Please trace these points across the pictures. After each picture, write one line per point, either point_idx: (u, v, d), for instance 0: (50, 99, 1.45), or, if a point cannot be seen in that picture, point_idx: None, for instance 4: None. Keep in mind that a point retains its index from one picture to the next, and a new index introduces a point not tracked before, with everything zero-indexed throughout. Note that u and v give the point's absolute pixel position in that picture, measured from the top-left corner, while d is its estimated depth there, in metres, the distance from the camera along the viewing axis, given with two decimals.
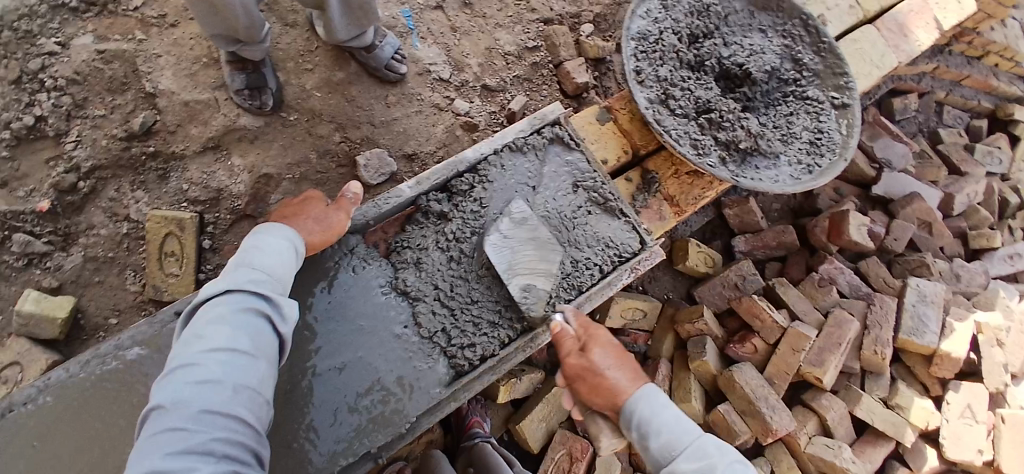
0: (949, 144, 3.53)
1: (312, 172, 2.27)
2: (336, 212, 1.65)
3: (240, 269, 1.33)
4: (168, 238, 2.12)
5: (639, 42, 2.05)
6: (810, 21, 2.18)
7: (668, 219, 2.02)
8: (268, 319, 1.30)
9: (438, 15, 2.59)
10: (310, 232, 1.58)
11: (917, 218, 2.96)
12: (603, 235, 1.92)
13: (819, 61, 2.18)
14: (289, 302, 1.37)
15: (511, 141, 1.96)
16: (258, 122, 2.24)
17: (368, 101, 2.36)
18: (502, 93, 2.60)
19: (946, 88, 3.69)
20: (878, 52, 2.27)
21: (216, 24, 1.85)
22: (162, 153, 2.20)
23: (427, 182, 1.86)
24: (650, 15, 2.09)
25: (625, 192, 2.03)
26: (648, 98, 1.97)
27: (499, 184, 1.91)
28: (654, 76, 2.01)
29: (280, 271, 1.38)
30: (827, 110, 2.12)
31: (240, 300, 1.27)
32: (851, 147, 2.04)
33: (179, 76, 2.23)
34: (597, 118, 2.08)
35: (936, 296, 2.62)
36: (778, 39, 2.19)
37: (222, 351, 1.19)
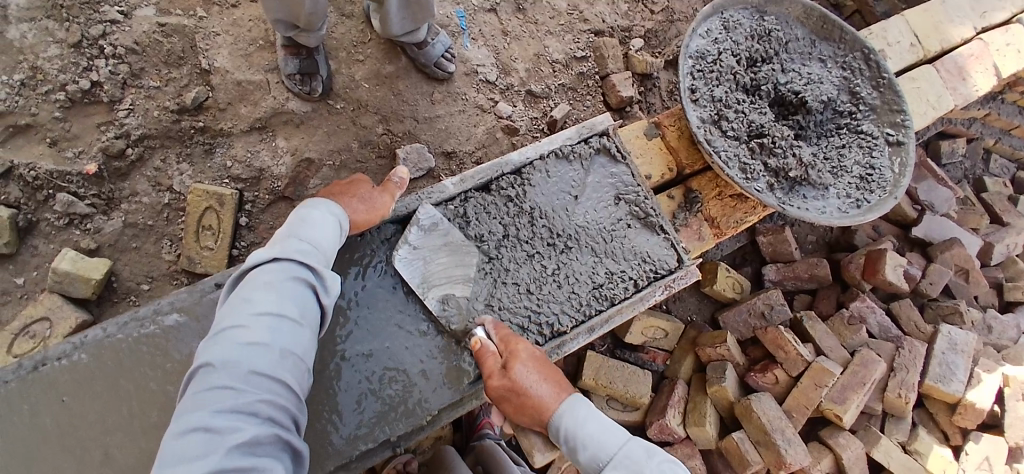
0: (993, 192, 3.45)
1: (352, 160, 2.30)
2: (381, 195, 1.67)
3: (290, 241, 1.35)
4: (207, 212, 2.17)
5: (697, 60, 2.03)
6: (871, 55, 2.15)
7: (706, 240, 2.03)
8: (313, 291, 1.33)
9: (491, 18, 2.61)
10: (355, 211, 1.59)
11: (954, 264, 2.86)
12: (640, 250, 1.92)
13: (876, 96, 2.15)
14: (332, 276, 1.39)
15: (558, 147, 1.96)
16: (306, 107, 2.28)
17: (413, 97, 2.39)
18: (546, 99, 2.63)
19: (994, 136, 3.61)
20: (934, 93, 2.22)
21: (279, 6, 1.89)
22: (210, 129, 2.25)
23: (471, 180, 1.88)
24: (710, 34, 2.07)
25: (666, 209, 2.02)
26: (700, 118, 1.96)
27: (541, 189, 1.92)
28: (708, 96, 1.99)
29: (325, 247, 1.41)
30: (880, 146, 2.09)
31: (288, 269, 1.29)
32: (903, 186, 2.00)
33: (235, 55, 2.29)
34: (645, 132, 2.08)
35: (967, 345, 2.55)
36: (837, 70, 2.16)
37: (271, 316, 1.21)
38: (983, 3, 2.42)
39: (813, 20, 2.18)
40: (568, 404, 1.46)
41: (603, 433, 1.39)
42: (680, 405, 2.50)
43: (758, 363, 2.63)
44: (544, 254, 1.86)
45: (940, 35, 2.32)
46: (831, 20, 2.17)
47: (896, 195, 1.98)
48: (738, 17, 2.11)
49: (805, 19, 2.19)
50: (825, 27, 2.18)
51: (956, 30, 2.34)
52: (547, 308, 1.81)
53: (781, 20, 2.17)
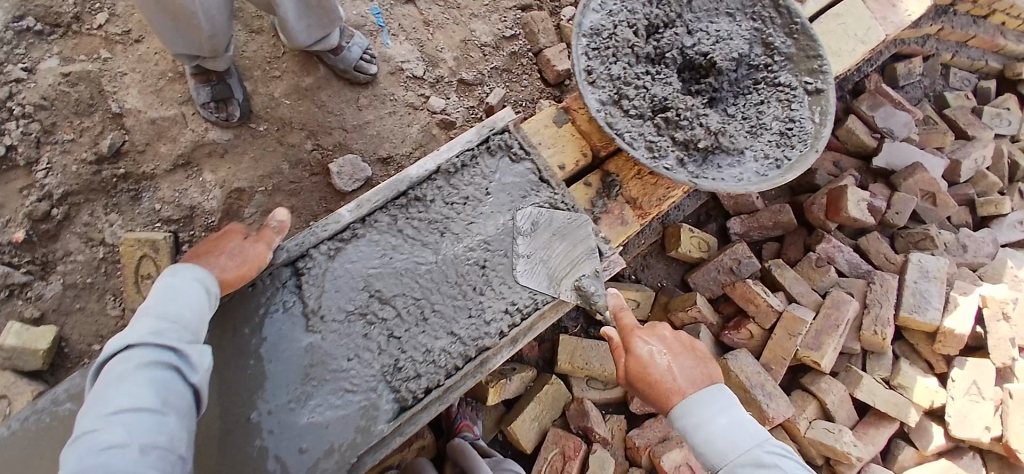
0: (956, 107, 3.40)
1: (284, 182, 2.22)
2: (254, 245, 1.63)
3: (148, 320, 1.32)
4: (143, 260, 2.09)
5: (592, 38, 1.96)
6: (780, 2, 2.06)
7: (631, 223, 1.96)
8: (177, 371, 1.30)
9: (409, 10, 2.49)
10: (224, 269, 1.56)
11: (920, 189, 2.82)
12: (556, 248, 1.87)
13: (791, 44, 2.05)
14: (201, 351, 1.36)
15: (456, 154, 1.88)
16: (227, 135, 2.18)
17: (338, 106, 2.28)
18: (480, 86, 2.53)
19: (950, 50, 3.53)
20: (863, 26, 2.13)
21: (181, 37, 1.78)
22: (133, 175, 2.16)
23: (370, 203, 1.82)
24: (605, 7, 1.99)
25: (583, 198, 1.95)
26: (599, 100, 1.89)
27: (446, 199, 1.86)
28: (606, 75, 1.92)
29: (192, 318, 1.38)
30: (800, 97, 2.00)
31: (146, 354, 1.26)
32: (823, 136, 1.92)
33: (145, 93, 2.18)
34: (554, 120, 2.00)
35: (938, 271, 2.50)
36: (747, 22, 2.07)
37: (127, 412, 1.19)
38: None
39: None
40: (706, 395, 1.59)
41: (751, 429, 1.55)
42: None
43: (732, 319, 2.62)
44: (456, 267, 1.82)
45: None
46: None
47: (817, 148, 1.90)
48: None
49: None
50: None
51: None
52: (462, 327, 1.78)
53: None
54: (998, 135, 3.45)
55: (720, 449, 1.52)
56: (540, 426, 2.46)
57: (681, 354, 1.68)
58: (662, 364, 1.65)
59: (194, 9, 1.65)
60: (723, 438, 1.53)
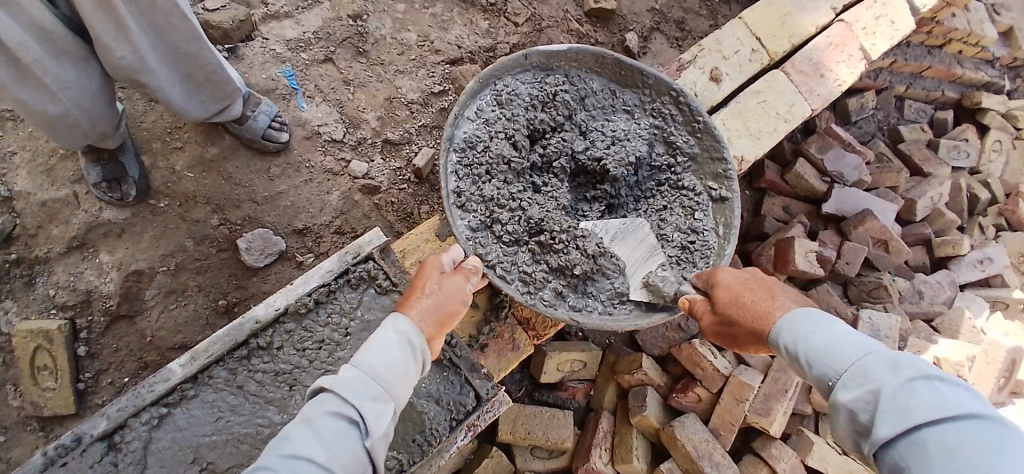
0: (910, 142, 3.17)
1: (189, 260, 2.08)
2: (455, 280, 1.48)
3: (351, 369, 1.20)
4: (38, 351, 1.97)
5: (463, 151, 1.76)
6: (681, 98, 1.88)
7: (523, 348, 1.82)
8: (357, 428, 1.13)
9: (328, 69, 2.38)
10: (427, 310, 1.38)
11: (871, 237, 2.70)
12: (429, 394, 1.62)
13: (694, 144, 1.90)
14: (383, 417, 1.17)
15: (313, 289, 1.66)
16: (124, 213, 2.05)
17: (247, 177, 2.16)
18: (408, 145, 2.38)
19: (904, 81, 3.31)
20: (786, 102, 2.06)
21: (73, 138, 1.73)
22: (25, 259, 2.02)
23: (204, 356, 1.55)
24: (481, 115, 1.80)
25: (466, 324, 1.79)
26: (469, 226, 1.70)
27: (298, 345, 1.62)
28: (478, 197, 1.73)
29: (396, 377, 1.22)
30: (704, 204, 1.85)
31: (335, 404, 1.13)
32: (726, 255, 1.76)
33: (35, 173, 2.04)
34: (437, 233, 1.86)
35: (890, 329, 2.38)
36: (647, 119, 1.91)
37: (302, 461, 1.05)
38: None
39: (608, 67, 1.91)
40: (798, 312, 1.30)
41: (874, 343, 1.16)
42: (606, 441, 2.34)
43: (680, 380, 2.45)
44: None
45: (788, 30, 2.13)
46: (628, 65, 1.88)
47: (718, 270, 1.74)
48: (515, 87, 1.84)
49: (601, 67, 1.91)
50: (625, 74, 1.91)
51: (808, 18, 2.15)
52: None
53: (571, 75, 1.90)
54: (956, 168, 3.24)
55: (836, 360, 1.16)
56: None
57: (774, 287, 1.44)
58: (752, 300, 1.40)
59: (67, 107, 1.60)
60: (837, 346, 1.17)
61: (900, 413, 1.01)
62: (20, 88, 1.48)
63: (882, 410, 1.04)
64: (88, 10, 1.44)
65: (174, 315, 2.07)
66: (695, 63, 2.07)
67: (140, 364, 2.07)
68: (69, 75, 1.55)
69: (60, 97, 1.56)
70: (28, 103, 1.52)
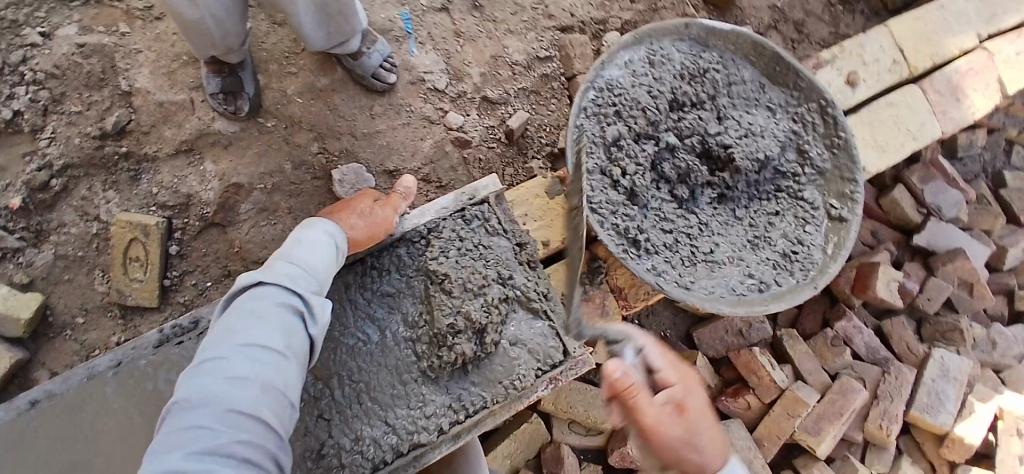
0: (1015, 188, 3.00)
1: (285, 183, 2.17)
2: (382, 209, 1.62)
3: (283, 265, 1.31)
4: (133, 243, 2.11)
5: (602, 92, 1.75)
6: (828, 108, 1.85)
7: (611, 316, 1.76)
8: (302, 317, 1.27)
9: (441, 18, 2.39)
10: (354, 228, 1.55)
11: (959, 278, 2.59)
12: (523, 340, 1.65)
13: (828, 159, 1.85)
14: (323, 304, 1.32)
15: (428, 221, 1.71)
16: (233, 127, 2.14)
17: (351, 111, 2.22)
18: (504, 106, 2.40)
19: (1021, 124, 3.13)
20: (917, 119, 1.96)
21: (202, 43, 1.80)
22: (134, 155, 2.14)
23: None
24: (631, 66, 1.80)
25: (560, 282, 1.81)
26: (585, 166, 1.70)
27: (403, 270, 1.68)
28: (597, 139, 1.72)
29: (322, 272, 1.37)
30: (819, 219, 1.82)
31: (278, 296, 1.24)
32: (828, 273, 1.72)
33: (157, 74, 2.15)
34: (548, 191, 1.88)
35: (960, 373, 2.32)
36: (786, 122, 1.87)
37: (255, 347, 1.15)
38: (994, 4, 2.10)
39: (766, 60, 1.88)
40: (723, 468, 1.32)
41: None
42: None
43: (731, 384, 2.41)
44: (403, 351, 1.62)
45: (932, 48, 2.03)
46: (785, 62, 1.86)
47: (816, 284, 1.71)
48: (670, 51, 1.84)
49: (757, 58, 1.89)
50: (778, 71, 1.88)
51: (954, 39, 2.05)
52: (396, 420, 1.56)
53: (726, 57, 1.89)
54: None
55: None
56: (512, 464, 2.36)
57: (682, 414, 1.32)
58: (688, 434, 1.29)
59: (202, 16, 1.66)
60: None
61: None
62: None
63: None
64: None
65: (263, 232, 2.17)
66: (833, 63, 1.98)
67: (223, 273, 2.18)
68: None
69: (200, 3, 1.61)
70: (172, 2, 1.60)
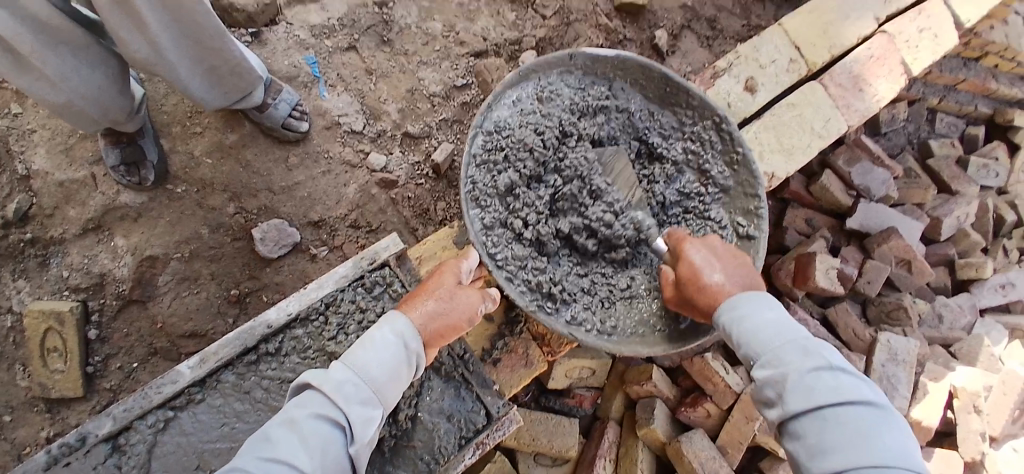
0: (940, 158, 3.08)
1: (203, 248, 2.06)
2: (468, 294, 1.46)
3: (342, 370, 1.23)
4: (50, 333, 1.98)
5: (490, 137, 1.70)
6: (723, 125, 1.79)
7: (535, 363, 1.81)
8: (343, 432, 1.17)
9: (350, 58, 2.33)
10: (430, 318, 1.38)
11: (895, 256, 2.63)
12: (442, 408, 1.61)
13: (730, 176, 1.82)
14: (373, 421, 1.22)
15: (328, 295, 1.64)
16: (140, 198, 2.03)
17: (265, 166, 2.13)
18: (428, 139, 2.34)
19: (939, 94, 3.19)
20: (821, 116, 1.98)
21: (84, 123, 1.71)
22: (41, 239, 2.02)
23: (214, 359, 1.55)
24: (518, 106, 1.74)
25: (477, 341, 1.80)
26: (484, 222, 1.66)
27: (303, 353, 1.60)
28: (493, 191, 1.68)
29: (386, 382, 1.25)
30: (728, 238, 1.78)
31: (321, 405, 1.17)
32: None
33: (54, 152, 2.03)
34: (455, 241, 1.87)
35: (908, 354, 2.33)
36: (683, 144, 1.85)
37: (281, 464, 1.09)
38: None
39: (653, 86, 1.84)
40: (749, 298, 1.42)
41: None
42: (610, 451, 2.34)
43: (689, 393, 2.41)
44: None
45: (831, 40, 2.05)
46: (674, 82, 1.79)
47: None
48: (557, 87, 1.79)
49: (648, 82, 1.84)
50: (670, 91, 1.82)
51: (851, 28, 2.07)
52: None
53: (615, 85, 1.84)
54: (984, 188, 3.14)
55: (758, 331, 1.34)
56: None
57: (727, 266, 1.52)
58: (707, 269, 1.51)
59: (72, 100, 1.57)
60: None
61: (801, 390, 1.22)
62: (18, 78, 1.47)
63: (790, 391, 1.24)
64: (103, 6, 1.40)
65: (188, 302, 2.06)
66: (730, 71, 2.00)
67: (151, 351, 2.07)
68: (69, 65, 1.49)
69: (62, 87, 1.52)
70: (30, 91, 1.51)
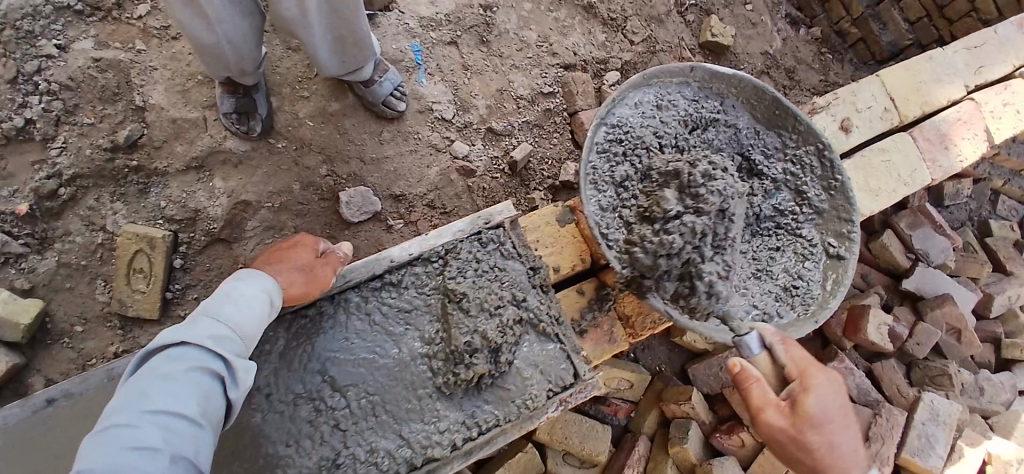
0: (998, 238, 3.09)
1: (293, 203, 2.20)
2: (323, 267, 1.59)
3: (209, 323, 1.28)
4: (138, 255, 2.09)
5: (612, 130, 1.83)
6: (825, 151, 1.92)
7: (619, 342, 1.83)
8: (221, 381, 1.24)
9: (450, 51, 2.48)
10: (293, 284, 1.52)
11: (946, 323, 2.66)
12: (534, 359, 1.69)
13: (825, 200, 1.93)
14: (247, 368, 1.30)
15: (446, 243, 1.76)
16: (245, 146, 2.17)
17: (360, 136, 2.27)
18: (509, 137, 2.47)
19: (1003, 177, 3.23)
20: (909, 166, 2.04)
21: (214, 65, 1.80)
22: (145, 168, 2.14)
23: (342, 280, 1.68)
24: (639, 107, 1.87)
25: (571, 308, 1.85)
26: (600, 205, 1.75)
27: (421, 288, 1.71)
28: (610, 178, 1.79)
29: (250, 330, 1.35)
30: (819, 256, 1.88)
31: (196, 357, 1.21)
32: (829, 307, 1.79)
33: (171, 92, 2.16)
34: (557, 219, 1.92)
35: (949, 416, 2.35)
36: (784, 163, 1.95)
37: (168, 415, 1.12)
38: (980, 57, 2.22)
39: (762, 108, 1.95)
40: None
41: None
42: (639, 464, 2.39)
43: (726, 421, 2.46)
44: (412, 368, 1.63)
45: (921, 97, 2.13)
46: (784, 107, 1.92)
47: (816, 317, 1.78)
48: (674, 96, 1.91)
49: (757, 103, 1.95)
50: (778, 114, 1.94)
51: (942, 91, 2.15)
52: (408, 438, 1.56)
53: (728, 102, 1.96)
54: None
55: None
56: None
57: (842, 420, 1.45)
58: (830, 429, 1.42)
59: (218, 43, 1.65)
60: None
61: None
62: (182, 8, 1.53)
63: None
64: None
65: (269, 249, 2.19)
66: (828, 109, 2.06)
67: None
68: (229, 11, 1.57)
69: (217, 29, 1.60)
70: (187, 26, 1.58)
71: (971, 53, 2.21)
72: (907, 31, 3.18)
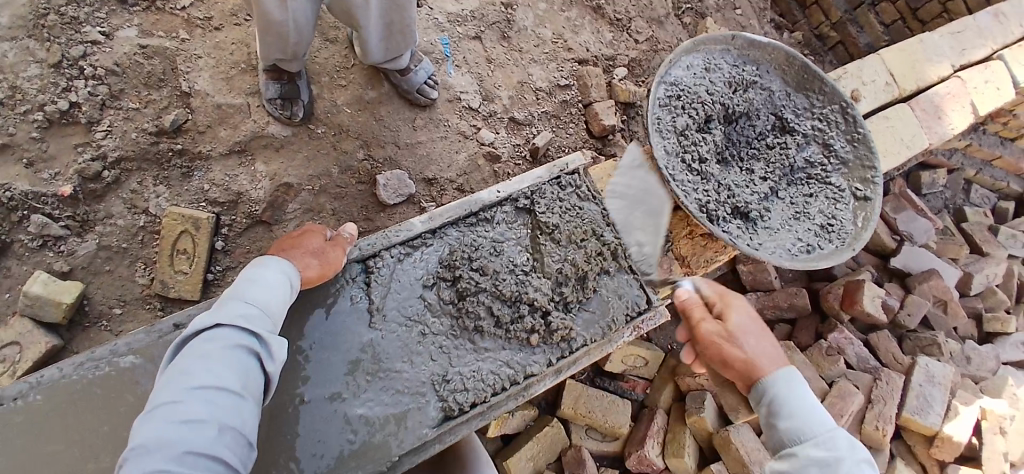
0: (973, 222, 3.35)
1: (331, 186, 2.30)
2: (334, 250, 1.63)
3: (239, 305, 1.26)
4: (183, 236, 2.15)
5: (670, 87, 2.04)
6: (849, 109, 2.17)
7: (678, 278, 2.04)
8: (258, 357, 1.22)
9: (474, 45, 2.62)
10: (308, 266, 1.53)
11: (933, 295, 2.87)
12: (613, 288, 1.84)
13: (850, 151, 2.16)
14: (280, 343, 1.29)
15: (527, 187, 1.90)
16: (287, 131, 2.27)
17: (395, 123, 2.39)
18: (529, 127, 2.61)
19: (975, 167, 3.49)
20: (910, 132, 2.26)
21: (271, 45, 1.89)
22: (189, 152, 2.21)
23: (440, 217, 1.82)
24: (690, 69, 2.09)
25: None
26: (665, 148, 1.96)
27: (511, 225, 1.86)
28: (671, 127, 2.00)
29: (277, 308, 1.34)
30: (848, 199, 2.10)
31: (232, 337, 1.20)
32: (863, 238, 1.99)
33: (215, 79, 2.25)
34: (617, 172, 2.06)
35: (944, 377, 2.55)
36: (812, 121, 2.19)
37: (211, 389, 1.11)
38: (964, 40, 2.46)
39: (792, 73, 2.21)
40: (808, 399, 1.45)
41: None
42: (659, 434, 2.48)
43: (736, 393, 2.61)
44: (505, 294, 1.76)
45: (916, 74, 2.36)
46: (812, 72, 2.18)
47: (854, 247, 1.97)
48: (719, 60, 2.14)
49: (788, 69, 2.20)
50: (806, 78, 2.20)
51: (934, 68, 2.39)
52: (505, 355, 1.71)
53: (763, 68, 2.20)
54: (1012, 256, 3.36)
55: None
56: (535, 466, 2.40)
57: (762, 337, 1.60)
58: (743, 335, 1.60)
59: (283, 20, 1.76)
60: None
61: None
62: None
63: None
64: None
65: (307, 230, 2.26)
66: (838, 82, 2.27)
67: None
68: None
69: (288, 6, 1.70)
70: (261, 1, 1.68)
71: (957, 36, 2.46)
72: (881, 33, 3.48)
